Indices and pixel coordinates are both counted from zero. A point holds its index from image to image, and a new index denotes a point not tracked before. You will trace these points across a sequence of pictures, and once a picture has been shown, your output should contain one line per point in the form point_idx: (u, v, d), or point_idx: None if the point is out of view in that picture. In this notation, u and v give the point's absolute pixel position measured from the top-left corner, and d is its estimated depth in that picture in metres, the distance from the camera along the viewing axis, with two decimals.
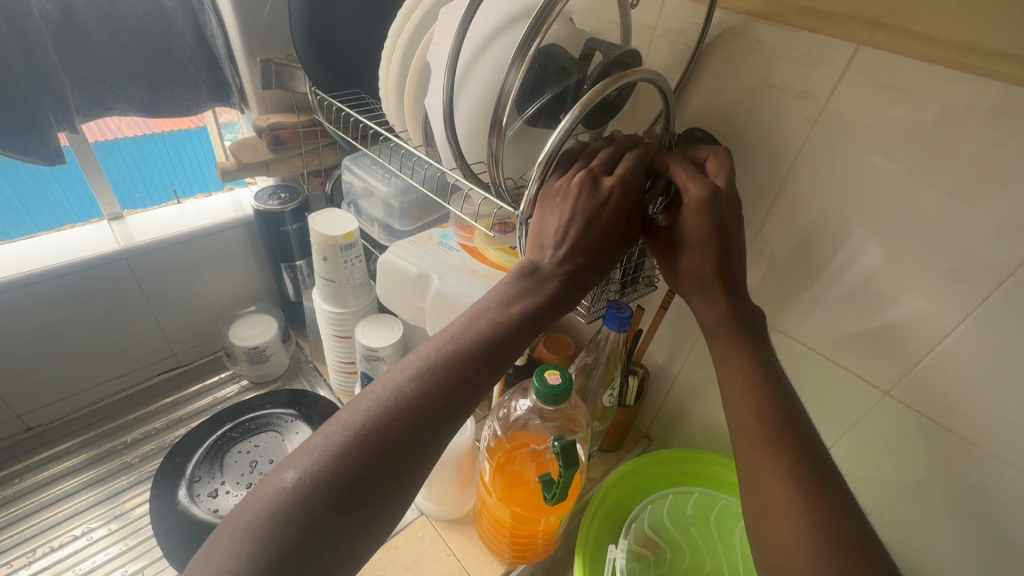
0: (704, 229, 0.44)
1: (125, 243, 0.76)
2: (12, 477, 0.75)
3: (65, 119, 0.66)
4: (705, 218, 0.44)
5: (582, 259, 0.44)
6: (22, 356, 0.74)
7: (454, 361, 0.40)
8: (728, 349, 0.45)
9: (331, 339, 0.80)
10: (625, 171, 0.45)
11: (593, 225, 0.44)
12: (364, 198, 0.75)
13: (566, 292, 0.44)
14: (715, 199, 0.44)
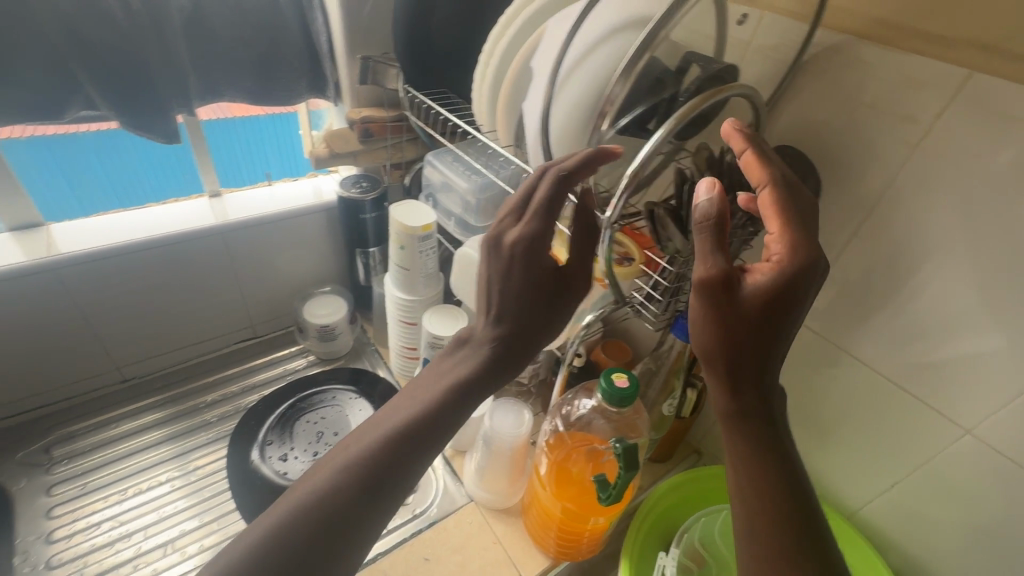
0: (770, 313, 0.39)
1: (223, 219, 0.83)
2: (107, 422, 0.83)
3: (185, 104, 0.73)
4: (782, 299, 0.39)
5: (510, 323, 0.49)
6: (126, 314, 0.82)
7: (398, 426, 0.44)
8: (759, 443, 0.41)
9: (398, 324, 0.84)
10: (521, 230, 0.48)
11: (507, 284, 0.48)
12: (443, 193, 0.78)
13: (497, 354, 0.49)
14: (803, 282, 0.39)
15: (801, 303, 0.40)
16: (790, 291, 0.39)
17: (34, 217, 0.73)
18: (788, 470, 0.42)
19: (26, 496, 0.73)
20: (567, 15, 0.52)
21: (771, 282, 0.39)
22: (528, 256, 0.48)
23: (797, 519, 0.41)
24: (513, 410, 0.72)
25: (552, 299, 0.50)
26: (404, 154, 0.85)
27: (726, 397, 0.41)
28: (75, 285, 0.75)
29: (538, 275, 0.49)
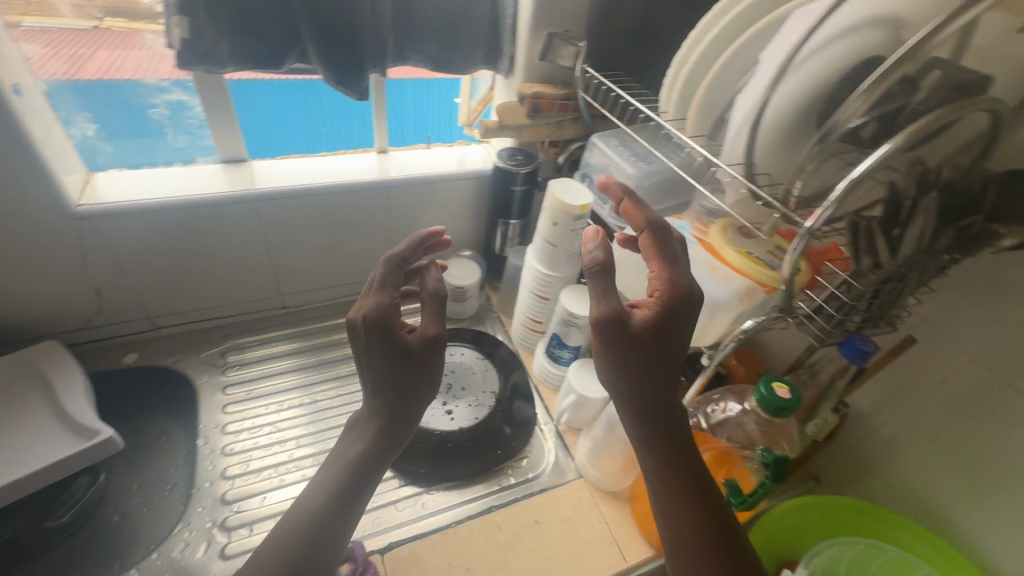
0: (655, 341, 0.51)
1: (390, 175, 0.89)
2: (266, 341, 0.94)
3: (380, 63, 0.78)
4: (667, 325, 0.51)
5: (382, 401, 0.54)
6: (298, 249, 0.91)
7: (336, 481, 0.52)
8: (660, 445, 0.52)
9: (533, 296, 0.88)
10: (368, 308, 0.54)
11: (376, 363, 0.54)
12: (600, 175, 0.79)
13: (387, 428, 0.54)
14: (681, 312, 0.51)
15: (683, 324, 0.52)
16: (671, 322, 0.51)
17: (241, 153, 0.83)
18: (693, 480, 0.51)
19: (207, 392, 0.85)
20: (806, 7, 0.50)
21: (654, 316, 0.51)
22: (377, 330, 0.53)
23: (694, 501, 0.50)
24: None
25: (405, 355, 0.54)
26: (563, 133, 0.86)
27: (630, 413, 0.53)
28: (265, 218, 0.84)
29: (384, 349, 0.53)
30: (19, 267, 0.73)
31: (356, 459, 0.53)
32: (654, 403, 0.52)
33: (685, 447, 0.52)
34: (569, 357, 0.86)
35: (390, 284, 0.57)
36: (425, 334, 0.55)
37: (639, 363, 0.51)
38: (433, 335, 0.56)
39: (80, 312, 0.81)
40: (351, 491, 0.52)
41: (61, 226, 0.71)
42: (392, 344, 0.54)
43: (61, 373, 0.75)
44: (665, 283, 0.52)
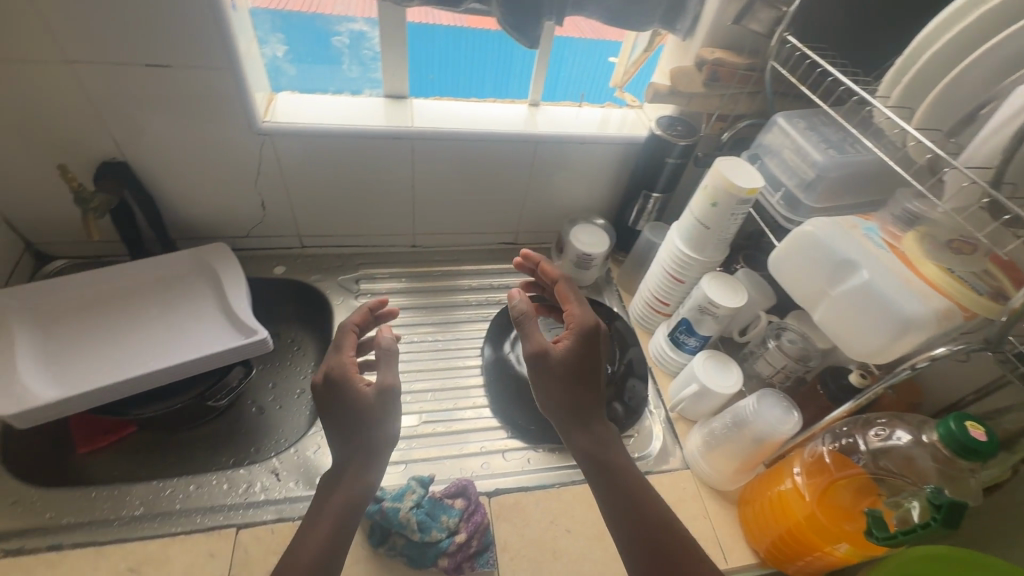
0: (572, 371, 0.63)
1: (543, 130, 0.87)
2: (397, 276, 0.98)
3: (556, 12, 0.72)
4: (580, 358, 0.64)
5: (350, 467, 0.57)
6: (437, 193, 0.93)
7: (320, 524, 0.54)
8: (590, 454, 0.61)
9: (666, 277, 0.84)
10: (326, 373, 0.61)
11: (341, 428, 0.58)
12: (774, 158, 0.72)
13: (350, 488, 0.56)
14: (586, 344, 0.64)
15: (590, 356, 0.64)
16: (580, 351, 0.64)
17: (403, 90, 0.85)
18: (646, 516, 0.56)
19: (341, 313, 0.91)
20: None
21: (571, 349, 0.64)
22: (336, 390, 0.59)
23: (621, 501, 0.58)
24: (780, 404, 0.68)
25: (363, 416, 0.57)
26: (736, 107, 0.79)
27: (571, 434, 0.63)
28: (415, 159, 0.86)
29: (348, 415, 0.58)
30: (206, 173, 0.80)
31: (351, 495, 0.55)
32: (579, 424, 0.63)
33: (627, 481, 0.59)
34: (694, 346, 0.82)
35: (347, 349, 0.64)
36: (376, 391, 0.58)
37: (568, 386, 0.63)
38: (390, 386, 0.58)
39: (246, 221, 0.89)
40: (347, 524, 0.54)
41: (245, 142, 0.77)
42: (348, 400, 0.58)
43: (226, 272, 0.82)
44: (579, 324, 0.65)
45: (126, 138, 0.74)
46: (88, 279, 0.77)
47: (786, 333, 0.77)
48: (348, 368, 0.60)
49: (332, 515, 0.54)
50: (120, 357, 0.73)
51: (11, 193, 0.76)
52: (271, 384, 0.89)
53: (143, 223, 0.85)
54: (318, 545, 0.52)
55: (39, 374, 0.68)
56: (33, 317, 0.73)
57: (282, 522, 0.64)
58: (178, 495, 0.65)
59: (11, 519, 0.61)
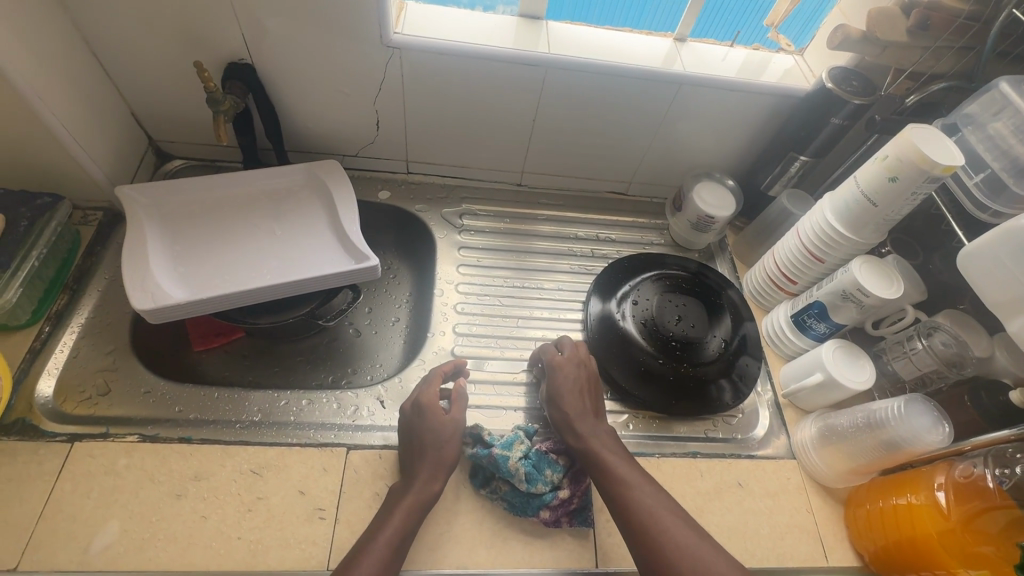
0: (580, 405, 0.66)
1: (689, 70, 0.77)
2: (502, 216, 0.94)
3: None
4: (582, 394, 0.67)
5: (406, 480, 0.59)
6: (554, 133, 0.86)
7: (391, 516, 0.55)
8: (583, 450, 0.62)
9: (804, 253, 0.75)
10: (410, 404, 0.65)
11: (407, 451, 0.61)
12: (977, 130, 0.62)
13: (412, 492, 0.58)
14: (585, 383, 0.68)
15: (588, 397, 0.67)
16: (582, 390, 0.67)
17: (540, 10, 0.77)
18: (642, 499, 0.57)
19: (444, 247, 0.89)
20: None
21: (574, 387, 0.67)
22: (421, 414, 0.63)
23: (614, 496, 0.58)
24: (930, 415, 0.61)
25: (440, 436, 0.61)
26: (936, 64, 0.68)
27: (586, 455, 0.62)
28: (541, 92, 0.79)
29: (425, 434, 0.62)
30: (328, 85, 0.77)
31: (423, 498, 0.57)
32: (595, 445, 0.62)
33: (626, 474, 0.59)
34: (821, 332, 0.76)
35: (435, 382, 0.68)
36: (453, 421, 0.63)
37: (563, 399, 0.66)
38: (458, 420, 0.64)
39: (358, 140, 0.86)
40: (412, 523, 0.56)
41: (373, 55, 0.73)
42: (430, 428, 0.62)
43: (339, 190, 0.79)
44: (574, 360, 0.70)
45: (255, 38, 0.71)
46: (210, 183, 0.77)
47: (939, 334, 0.69)
48: (436, 397, 0.65)
49: (402, 516, 0.55)
50: (239, 266, 0.73)
51: (141, 86, 0.76)
52: (368, 309, 0.89)
53: (260, 132, 0.83)
54: (397, 530, 0.54)
55: (168, 272, 0.70)
56: (161, 215, 0.74)
57: (388, 449, 0.65)
58: (293, 408, 0.67)
59: (145, 407, 0.65)
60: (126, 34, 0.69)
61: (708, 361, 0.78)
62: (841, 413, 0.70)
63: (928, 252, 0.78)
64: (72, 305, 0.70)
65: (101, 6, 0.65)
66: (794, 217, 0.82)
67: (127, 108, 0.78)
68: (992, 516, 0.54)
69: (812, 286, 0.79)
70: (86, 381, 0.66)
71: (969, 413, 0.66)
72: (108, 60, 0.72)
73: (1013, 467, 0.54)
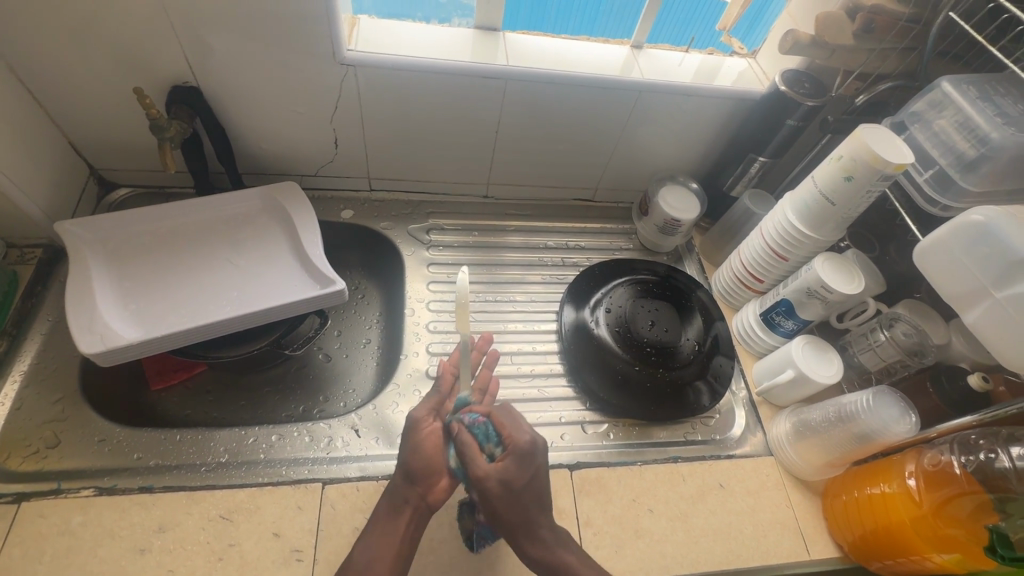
0: (511, 491, 0.55)
1: (647, 77, 0.77)
2: (471, 229, 0.92)
3: None
4: (517, 479, 0.55)
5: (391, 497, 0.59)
6: (518, 143, 0.86)
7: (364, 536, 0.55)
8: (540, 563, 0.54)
9: (768, 253, 0.77)
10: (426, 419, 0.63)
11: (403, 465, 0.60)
12: (924, 128, 0.64)
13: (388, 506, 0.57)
14: (524, 466, 0.56)
15: (511, 467, 0.56)
16: (522, 472, 0.56)
17: (497, 22, 0.77)
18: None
19: (412, 265, 0.86)
20: None
21: (508, 470, 0.55)
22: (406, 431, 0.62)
23: None
24: (898, 406, 0.63)
25: (416, 442, 0.59)
26: (882, 65, 0.71)
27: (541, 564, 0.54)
28: (502, 104, 0.79)
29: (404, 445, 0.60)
30: (281, 104, 0.74)
31: (386, 507, 0.57)
32: (523, 534, 0.54)
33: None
34: (789, 329, 0.77)
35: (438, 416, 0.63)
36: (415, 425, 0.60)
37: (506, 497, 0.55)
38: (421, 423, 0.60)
39: (316, 159, 0.83)
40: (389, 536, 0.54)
41: (327, 72, 0.71)
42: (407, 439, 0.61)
43: (299, 213, 0.76)
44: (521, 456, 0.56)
45: (199, 59, 0.67)
46: (159, 212, 0.73)
47: (900, 324, 0.71)
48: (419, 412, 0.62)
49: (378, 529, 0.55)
50: (196, 298, 0.70)
51: (78, 114, 0.71)
52: (337, 332, 0.86)
53: (211, 155, 0.79)
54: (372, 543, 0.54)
55: (118, 311, 0.65)
56: (109, 250, 0.70)
57: (366, 480, 0.63)
58: (262, 445, 0.64)
59: (101, 457, 0.61)
60: (56, 59, 0.65)
61: (684, 364, 0.78)
62: (814, 408, 0.71)
63: (884, 245, 0.81)
64: (12, 352, 0.65)
65: (26, 31, 0.61)
66: (757, 217, 0.84)
67: (62, 137, 0.73)
68: (959, 500, 0.56)
69: (778, 284, 0.80)
70: (31, 433, 0.61)
71: (931, 399, 0.68)
72: (37, 87, 0.67)
73: (978, 454, 0.56)
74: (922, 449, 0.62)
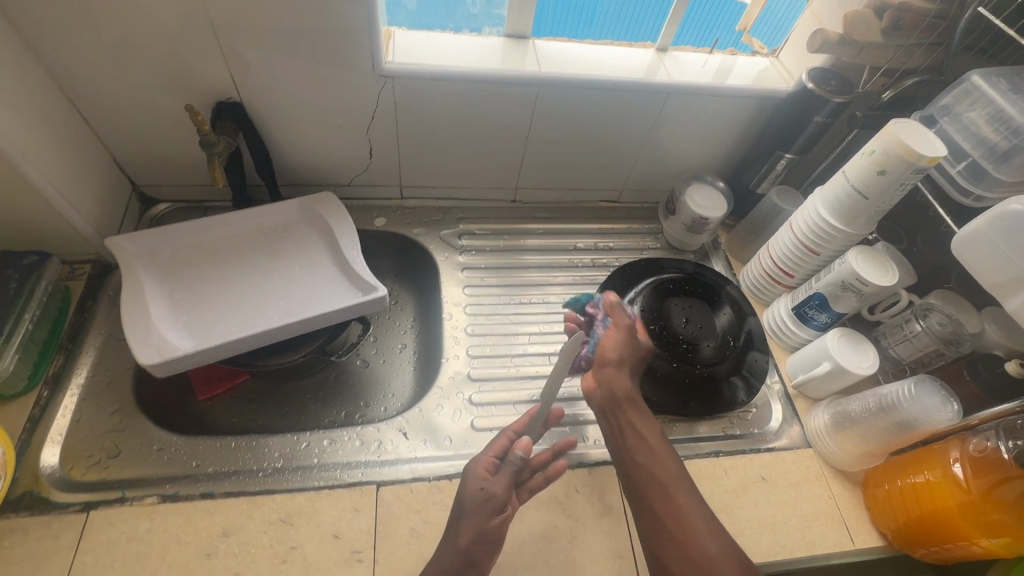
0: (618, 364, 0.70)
1: (675, 79, 0.79)
2: (501, 233, 0.94)
3: None
4: (619, 351, 0.71)
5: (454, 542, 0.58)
6: (547, 147, 0.87)
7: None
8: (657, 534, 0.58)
9: (799, 247, 0.78)
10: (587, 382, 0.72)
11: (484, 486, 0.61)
12: (954, 120, 0.65)
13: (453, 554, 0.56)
14: (626, 341, 0.72)
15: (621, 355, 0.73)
16: (619, 385, 0.69)
17: (526, 30, 0.78)
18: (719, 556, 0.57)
19: (446, 270, 0.88)
20: None
21: (614, 348, 0.72)
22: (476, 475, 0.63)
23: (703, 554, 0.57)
24: (939, 394, 0.63)
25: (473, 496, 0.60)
26: (908, 61, 0.73)
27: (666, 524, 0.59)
28: (533, 110, 0.80)
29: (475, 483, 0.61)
30: (319, 116, 0.76)
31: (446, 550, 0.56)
32: (621, 407, 0.67)
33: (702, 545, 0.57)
34: (823, 322, 0.78)
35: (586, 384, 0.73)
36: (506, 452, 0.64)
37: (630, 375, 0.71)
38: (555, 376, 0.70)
39: (351, 169, 0.85)
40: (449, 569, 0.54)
41: (366, 85, 0.72)
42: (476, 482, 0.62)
43: (337, 222, 0.78)
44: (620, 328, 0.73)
45: (243, 74, 0.69)
46: (204, 226, 0.75)
47: (935, 314, 0.72)
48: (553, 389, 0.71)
49: (485, 509, 0.58)
50: (242, 307, 0.71)
51: (123, 131, 0.73)
52: (373, 338, 0.88)
53: (250, 168, 0.81)
54: (487, 524, 0.57)
55: (170, 322, 0.67)
56: (158, 264, 0.71)
57: (418, 481, 0.64)
58: (315, 450, 0.66)
59: (161, 466, 0.62)
60: (106, 79, 0.67)
61: (720, 359, 0.79)
62: (853, 399, 0.72)
63: (912, 236, 0.82)
64: (68, 365, 0.67)
65: (80, 52, 0.63)
66: (785, 212, 0.85)
67: (107, 154, 0.75)
68: (1005, 486, 0.56)
69: (809, 277, 0.81)
70: (93, 443, 0.63)
71: (970, 387, 0.69)
72: (86, 106, 0.69)
73: (1022, 438, 0.56)
74: (965, 436, 0.63)
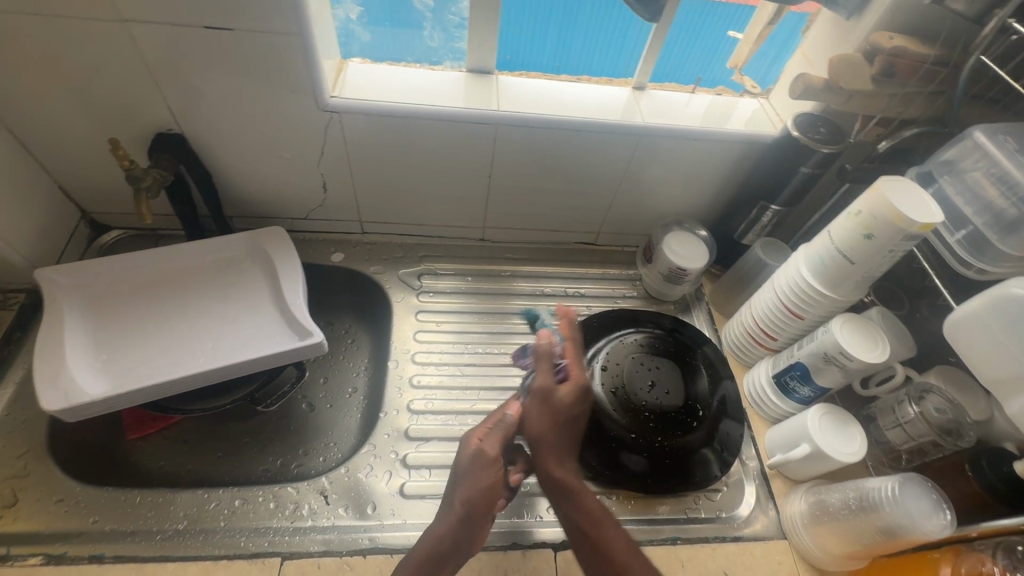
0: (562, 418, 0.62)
1: (649, 122, 0.73)
2: (467, 274, 0.88)
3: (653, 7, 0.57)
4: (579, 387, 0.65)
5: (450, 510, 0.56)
6: (514, 187, 0.82)
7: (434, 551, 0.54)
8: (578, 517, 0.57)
9: (781, 308, 0.70)
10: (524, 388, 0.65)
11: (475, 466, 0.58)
12: (955, 180, 0.57)
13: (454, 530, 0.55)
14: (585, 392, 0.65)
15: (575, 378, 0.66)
16: (557, 429, 0.62)
17: (490, 64, 0.74)
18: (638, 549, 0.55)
19: (401, 313, 0.83)
20: None
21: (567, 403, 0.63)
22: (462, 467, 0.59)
23: (621, 544, 0.55)
24: (929, 499, 0.55)
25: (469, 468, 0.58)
26: (906, 110, 0.65)
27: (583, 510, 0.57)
28: (494, 150, 0.75)
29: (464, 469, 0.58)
30: (266, 150, 0.73)
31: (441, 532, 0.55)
32: (552, 456, 0.60)
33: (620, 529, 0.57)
34: (806, 395, 0.70)
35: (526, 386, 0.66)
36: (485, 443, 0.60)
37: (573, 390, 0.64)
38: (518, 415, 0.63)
39: (307, 203, 0.81)
40: None
41: (311, 119, 0.69)
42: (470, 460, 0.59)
43: (282, 260, 0.74)
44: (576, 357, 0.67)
45: (183, 107, 0.66)
46: (143, 257, 0.71)
47: (932, 398, 0.63)
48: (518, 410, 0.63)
49: (479, 472, 0.58)
50: (168, 351, 0.67)
51: (67, 161, 0.71)
52: (322, 380, 0.79)
53: (200, 200, 0.78)
54: (481, 491, 0.56)
55: (88, 365, 0.64)
56: (89, 298, 0.69)
57: (329, 556, 0.58)
58: (224, 511, 0.61)
59: (56, 520, 0.58)
60: (43, 110, 0.65)
61: (688, 430, 0.71)
62: (833, 488, 0.63)
63: (914, 301, 0.73)
64: None
65: (14, 84, 0.62)
66: (771, 268, 0.78)
67: (54, 184, 0.73)
68: None
69: (793, 342, 0.73)
70: None
71: (969, 483, 0.59)
72: (27, 136, 0.67)
73: None
74: (961, 551, 0.56)
